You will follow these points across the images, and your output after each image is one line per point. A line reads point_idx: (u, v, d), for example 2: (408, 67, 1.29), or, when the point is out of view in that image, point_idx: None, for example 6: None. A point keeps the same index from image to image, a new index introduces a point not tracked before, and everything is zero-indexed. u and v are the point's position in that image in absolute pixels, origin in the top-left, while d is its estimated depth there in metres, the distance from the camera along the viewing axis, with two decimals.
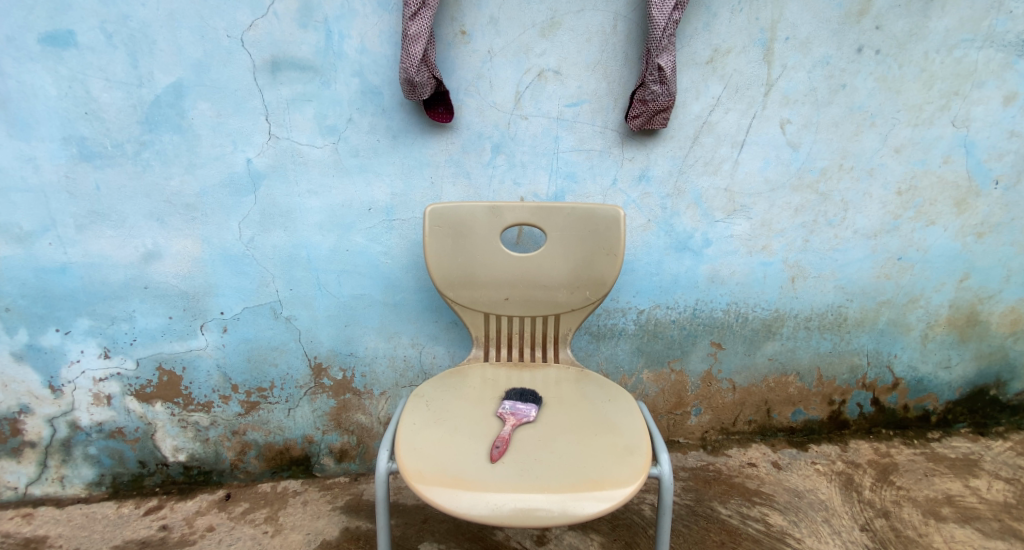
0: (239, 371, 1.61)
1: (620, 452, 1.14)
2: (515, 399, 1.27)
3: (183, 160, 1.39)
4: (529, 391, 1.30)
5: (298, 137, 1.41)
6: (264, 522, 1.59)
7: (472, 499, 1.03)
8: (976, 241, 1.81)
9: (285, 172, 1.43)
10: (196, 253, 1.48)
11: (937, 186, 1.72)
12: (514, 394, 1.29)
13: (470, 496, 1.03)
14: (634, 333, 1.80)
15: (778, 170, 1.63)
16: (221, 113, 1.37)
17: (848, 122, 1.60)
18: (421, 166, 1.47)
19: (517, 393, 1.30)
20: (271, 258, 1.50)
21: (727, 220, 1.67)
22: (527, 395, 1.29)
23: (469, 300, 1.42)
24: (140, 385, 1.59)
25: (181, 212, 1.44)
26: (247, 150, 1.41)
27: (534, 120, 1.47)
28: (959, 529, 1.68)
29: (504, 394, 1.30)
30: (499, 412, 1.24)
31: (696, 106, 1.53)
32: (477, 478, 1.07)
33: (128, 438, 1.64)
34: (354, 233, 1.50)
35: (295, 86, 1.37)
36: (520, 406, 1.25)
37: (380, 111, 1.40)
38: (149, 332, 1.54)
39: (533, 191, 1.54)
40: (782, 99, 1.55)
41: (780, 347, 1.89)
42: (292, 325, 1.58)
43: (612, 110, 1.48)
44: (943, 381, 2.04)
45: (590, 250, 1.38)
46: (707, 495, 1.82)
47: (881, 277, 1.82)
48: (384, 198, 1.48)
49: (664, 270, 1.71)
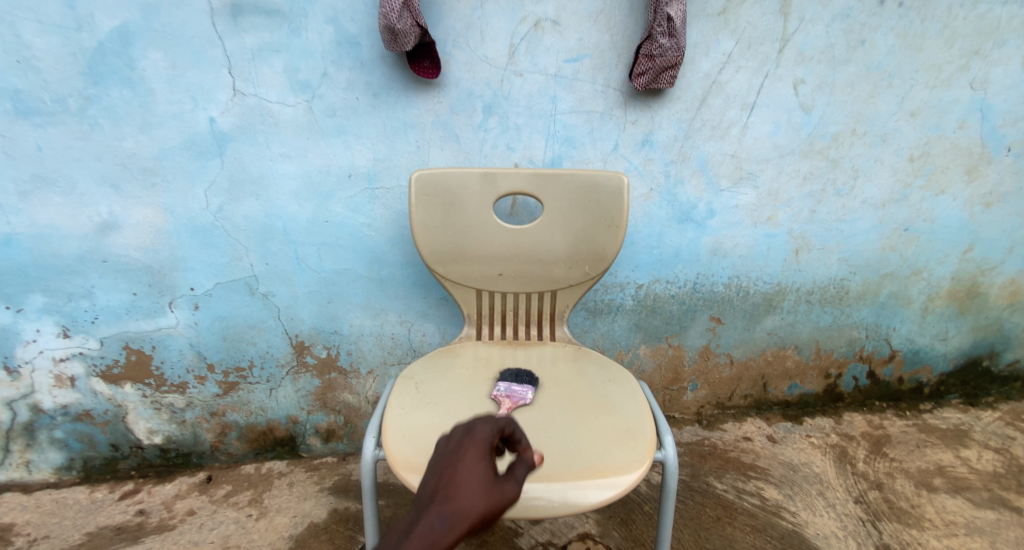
0: (215, 350, 1.51)
1: (621, 435, 1.07)
2: (510, 380, 1.19)
3: (137, 118, 1.24)
4: (526, 373, 1.22)
5: (266, 94, 1.26)
6: (248, 505, 1.52)
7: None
8: (984, 211, 1.74)
9: (253, 134, 1.29)
10: (159, 224, 1.34)
11: (951, 153, 1.62)
12: (509, 376, 1.21)
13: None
14: (633, 308, 1.74)
15: (788, 135, 1.53)
16: (176, 64, 1.22)
17: (864, 82, 1.49)
18: (406, 128, 1.33)
19: (513, 375, 1.21)
20: (243, 230, 1.38)
21: (732, 189, 1.58)
22: (523, 376, 1.20)
23: (460, 276, 1.33)
24: (107, 366, 1.48)
25: (138, 177, 1.29)
26: (209, 108, 1.26)
27: (529, 77, 1.34)
28: (950, 499, 1.68)
29: (497, 376, 1.22)
30: (492, 396, 1.16)
31: (705, 64, 1.41)
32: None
33: (97, 421, 1.54)
34: (334, 202, 1.38)
35: (261, 34, 1.22)
36: (515, 388, 1.16)
37: (359, 65, 1.26)
38: (111, 309, 1.41)
39: (529, 156, 1.42)
40: (797, 56, 1.43)
41: (779, 321, 1.85)
42: (271, 301, 1.47)
43: (615, 67, 1.36)
44: (938, 353, 2.02)
45: (591, 221, 1.28)
46: (703, 470, 1.80)
47: (886, 249, 1.76)
48: (366, 163, 1.35)
49: (665, 243, 1.63)
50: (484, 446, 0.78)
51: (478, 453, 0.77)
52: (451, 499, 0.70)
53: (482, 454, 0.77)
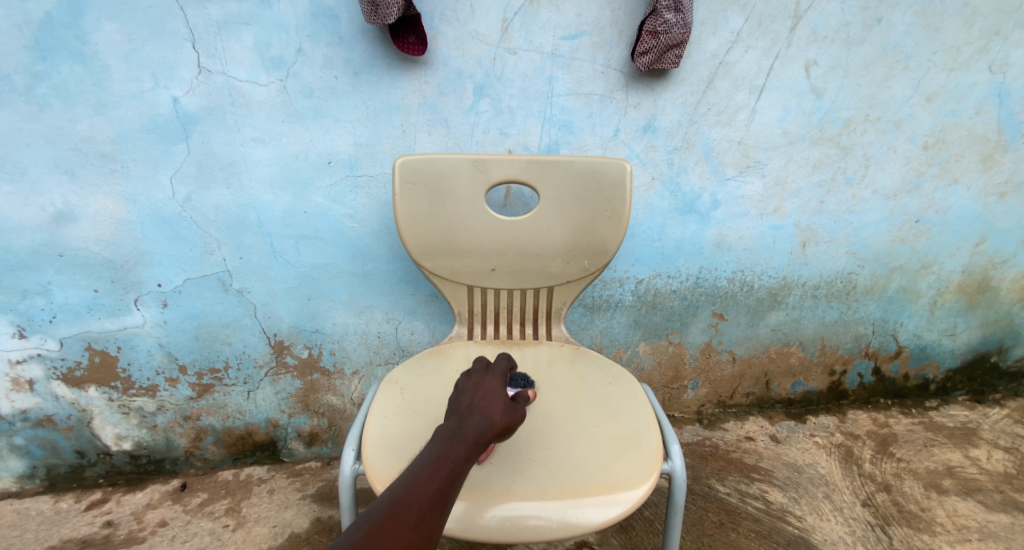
0: (187, 350, 1.41)
1: (625, 445, 0.98)
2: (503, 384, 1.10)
3: (91, 98, 1.13)
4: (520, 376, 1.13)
5: (235, 72, 1.15)
6: (225, 515, 1.43)
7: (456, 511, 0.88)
8: (998, 202, 1.67)
9: (222, 116, 1.18)
10: (120, 215, 1.23)
11: (966, 140, 1.54)
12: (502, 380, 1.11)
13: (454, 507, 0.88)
14: (632, 304, 1.65)
15: (798, 120, 1.44)
16: (134, 38, 1.11)
17: (879, 64, 1.40)
18: (390, 110, 1.23)
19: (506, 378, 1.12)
20: (214, 221, 1.27)
21: (738, 178, 1.49)
22: (519, 379, 1.11)
23: (450, 271, 1.23)
24: (68, 368, 1.37)
25: (95, 163, 1.18)
26: (172, 87, 1.15)
27: (524, 55, 1.24)
28: (962, 502, 1.61)
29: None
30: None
31: (712, 43, 1.31)
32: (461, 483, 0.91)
33: (60, 426, 1.44)
34: (313, 191, 1.27)
35: (228, 5, 1.11)
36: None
37: (338, 40, 1.15)
38: (71, 307, 1.30)
39: (523, 143, 1.33)
40: (809, 36, 1.34)
41: (784, 317, 1.77)
42: (246, 298, 1.37)
43: (617, 45, 1.26)
44: (946, 349, 1.95)
45: (590, 212, 1.19)
46: (705, 472, 1.72)
47: (895, 241, 1.68)
48: (347, 149, 1.25)
49: (667, 235, 1.54)
50: (497, 380, 0.97)
51: (496, 383, 0.96)
52: (484, 406, 0.89)
53: (498, 383, 0.95)
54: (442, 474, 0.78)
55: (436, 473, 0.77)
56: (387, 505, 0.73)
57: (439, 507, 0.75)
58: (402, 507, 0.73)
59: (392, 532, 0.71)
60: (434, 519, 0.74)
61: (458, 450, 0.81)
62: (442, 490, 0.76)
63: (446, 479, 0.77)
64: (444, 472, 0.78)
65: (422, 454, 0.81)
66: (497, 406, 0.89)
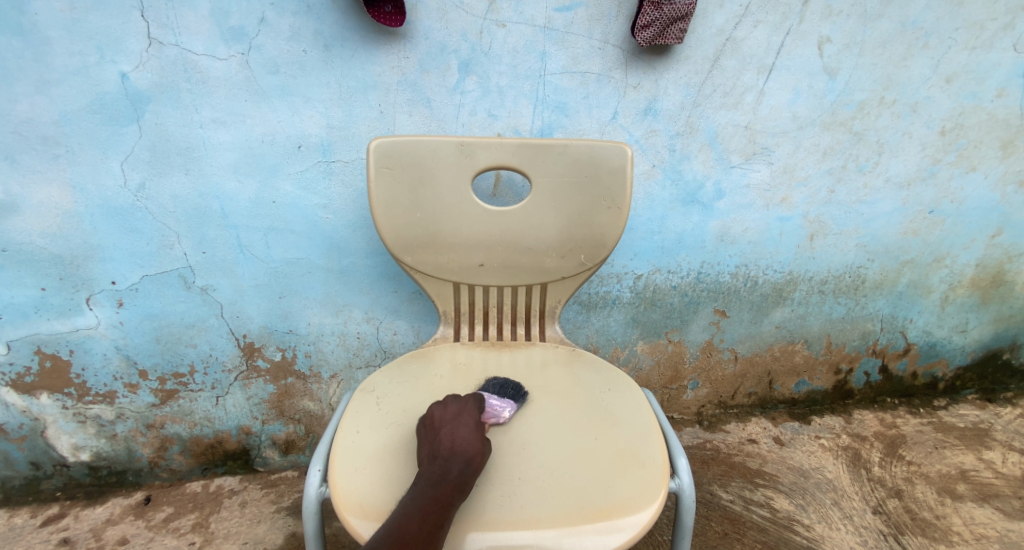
0: (147, 354, 1.29)
1: (626, 461, 0.88)
2: (492, 392, 0.98)
3: (30, 74, 1.01)
4: (515, 388, 1.00)
5: (190, 45, 1.04)
6: (191, 531, 1.31)
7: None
8: (1017, 191, 1.58)
9: (176, 94, 1.07)
10: (66, 205, 1.11)
11: (985, 126, 1.45)
12: (490, 387, 0.99)
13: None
14: (630, 301, 1.55)
15: (809, 103, 1.34)
16: (76, 6, 0.98)
17: (896, 42, 1.30)
18: (366, 88, 1.11)
19: (496, 386, 1.00)
20: (172, 212, 1.15)
21: (744, 165, 1.39)
22: (508, 389, 0.99)
23: (433, 267, 1.12)
24: (17, 374, 1.26)
25: (37, 148, 1.06)
26: (120, 62, 1.03)
27: (513, 29, 1.13)
28: (978, 509, 1.53)
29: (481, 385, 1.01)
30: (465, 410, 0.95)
31: (719, 17, 1.21)
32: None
33: (12, 436, 1.32)
34: (282, 179, 1.16)
35: None
36: (492, 402, 0.95)
37: (306, 9, 1.04)
38: (16, 307, 1.18)
39: (514, 126, 1.22)
40: (823, 10, 1.24)
41: (789, 314, 1.68)
42: (210, 297, 1.25)
43: (615, 18, 1.15)
44: (956, 346, 1.87)
45: (588, 202, 1.08)
46: (706, 477, 1.62)
47: (908, 233, 1.59)
48: (318, 132, 1.13)
49: (667, 228, 1.44)
50: (476, 412, 0.91)
51: (473, 416, 0.90)
52: (467, 443, 0.84)
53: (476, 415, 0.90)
54: (431, 519, 0.75)
55: (425, 518, 0.75)
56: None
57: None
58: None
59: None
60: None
61: (446, 492, 0.78)
62: (433, 535, 0.74)
63: (435, 523, 0.75)
64: (433, 516, 0.75)
65: (407, 498, 0.78)
66: (480, 443, 0.85)
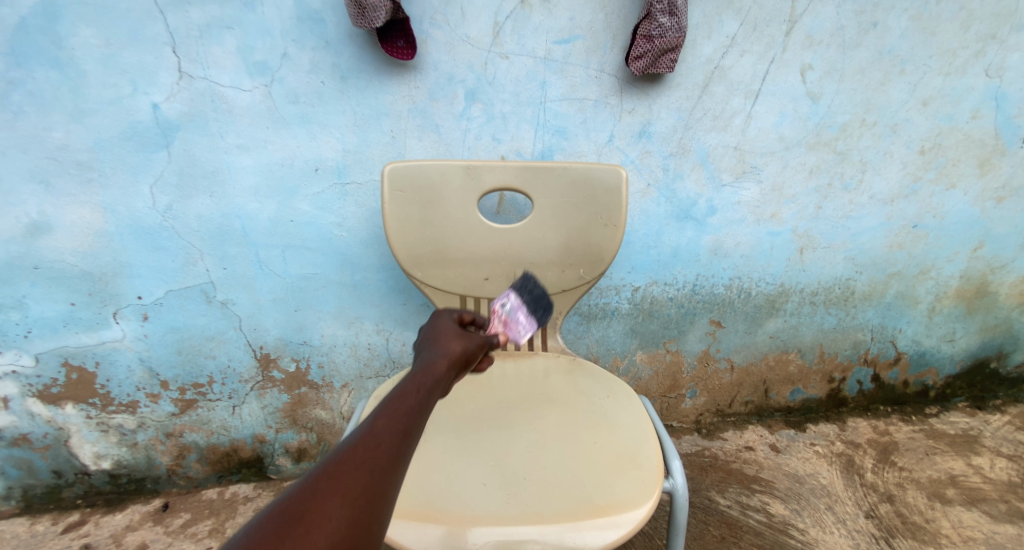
0: (169, 365, 1.36)
1: (624, 463, 0.94)
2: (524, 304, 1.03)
3: (67, 105, 1.09)
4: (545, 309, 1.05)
5: (217, 77, 1.12)
6: (208, 536, 1.37)
7: (429, 537, 0.83)
8: (996, 206, 1.65)
9: (204, 123, 1.15)
10: (98, 225, 1.19)
11: (962, 145, 1.53)
12: (524, 295, 1.03)
13: (426, 531, 0.83)
14: (628, 312, 1.62)
15: (794, 125, 1.42)
16: (112, 42, 1.07)
17: (875, 69, 1.39)
18: (379, 116, 1.20)
19: (531, 297, 1.04)
20: (196, 231, 1.23)
21: (734, 183, 1.47)
22: (534, 305, 1.04)
23: (441, 281, 1.19)
24: (44, 386, 1.32)
25: (71, 172, 1.14)
26: (152, 93, 1.11)
27: (516, 60, 1.21)
28: (966, 512, 1.58)
29: (517, 286, 1.04)
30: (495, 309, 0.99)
31: (707, 47, 1.29)
32: (434, 505, 0.87)
33: (36, 445, 1.38)
34: (299, 199, 1.24)
35: (210, 8, 1.07)
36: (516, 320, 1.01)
37: (324, 44, 1.12)
38: (46, 322, 1.25)
39: (516, 149, 1.30)
40: (805, 40, 1.33)
41: (782, 325, 1.74)
42: (230, 310, 1.32)
43: (611, 50, 1.23)
44: (945, 355, 1.93)
45: (587, 220, 1.16)
46: (704, 483, 1.68)
47: (893, 247, 1.66)
48: (334, 156, 1.21)
49: (663, 242, 1.52)
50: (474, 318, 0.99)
51: (441, 325, 0.95)
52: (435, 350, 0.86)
53: (444, 323, 0.95)
54: (393, 412, 0.73)
55: (384, 410, 0.73)
56: (336, 450, 0.67)
57: (399, 443, 0.70)
58: (355, 449, 0.67)
59: (343, 477, 0.64)
60: (397, 455, 0.69)
61: (409, 388, 0.77)
62: (392, 420, 0.72)
63: (397, 411, 0.73)
64: (391, 407, 0.73)
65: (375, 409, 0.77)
66: (449, 342, 0.88)
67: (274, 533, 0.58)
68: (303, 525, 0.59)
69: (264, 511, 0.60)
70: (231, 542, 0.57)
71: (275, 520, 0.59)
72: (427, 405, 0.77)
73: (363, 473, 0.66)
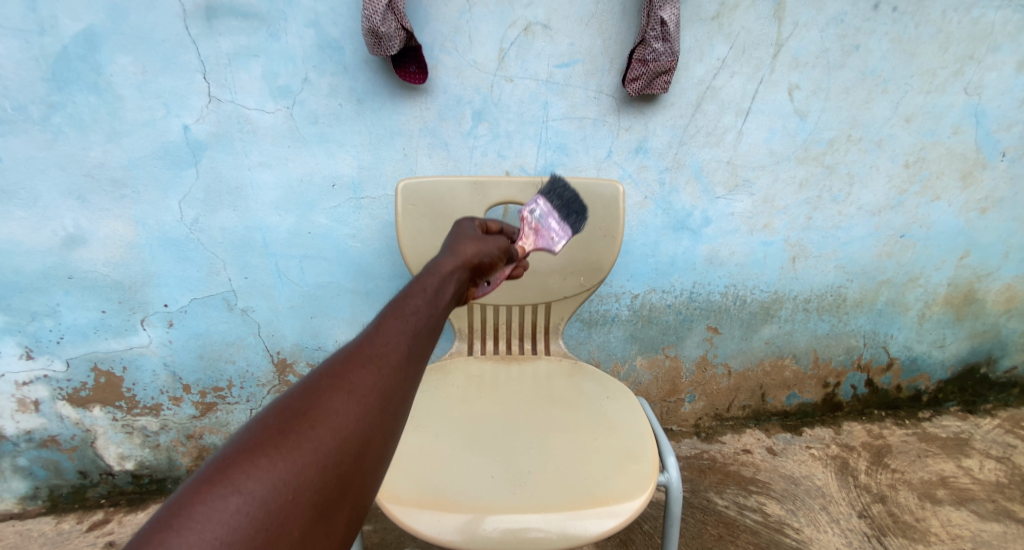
0: (191, 370, 1.43)
1: (622, 458, 1.01)
2: (557, 209, 1.02)
3: (104, 126, 1.18)
4: (579, 211, 1.03)
5: (243, 100, 1.20)
6: None
7: (441, 524, 0.89)
8: (980, 217, 1.72)
9: (230, 142, 1.23)
10: (130, 237, 1.27)
11: (945, 159, 1.60)
12: (555, 200, 1.02)
13: (438, 519, 0.90)
14: (628, 318, 1.69)
15: (783, 141, 1.50)
16: (147, 69, 1.15)
17: (859, 88, 1.47)
18: (392, 135, 1.28)
19: (561, 200, 1.03)
20: (220, 243, 1.31)
21: (728, 196, 1.54)
22: (566, 208, 1.03)
23: None
24: (74, 389, 1.39)
25: (106, 188, 1.22)
26: (183, 115, 1.19)
27: (520, 83, 1.30)
28: (955, 512, 1.64)
29: (545, 190, 1.03)
30: (524, 216, 0.99)
31: (699, 69, 1.38)
32: (446, 495, 0.93)
33: (64, 447, 1.45)
34: (317, 213, 1.32)
35: (237, 38, 1.15)
36: (550, 225, 1.00)
37: (342, 70, 1.20)
38: (78, 328, 1.33)
39: (520, 164, 1.38)
40: (791, 62, 1.41)
41: (777, 331, 1.81)
42: (250, 317, 1.40)
43: (608, 72, 1.32)
44: (936, 360, 1.99)
45: (587, 231, 1.23)
46: (703, 485, 1.74)
47: (882, 255, 1.73)
48: (350, 172, 1.29)
49: (660, 251, 1.59)
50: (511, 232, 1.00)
51: (458, 232, 0.87)
52: (447, 253, 0.78)
53: (461, 231, 0.87)
54: (402, 310, 0.66)
55: (392, 309, 0.66)
56: (341, 350, 0.61)
57: (410, 342, 0.64)
58: (361, 347, 0.61)
59: (349, 375, 0.59)
60: (409, 354, 0.63)
61: (419, 287, 0.70)
62: (399, 317, 0.65)
63: (406, 309, 0.66)
64: (400, 306, 0.66)
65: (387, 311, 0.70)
66: (463, 244, 0.80)
67: (277, 429, 0.54)
68: (306, 421, 0.55)
69: (264, 408, 0.56)
70: (232, 440, 0.53)
71: (277, 418, 0.55)
72: (440, 305, 0.70)
73: (372, 371, 0.60)
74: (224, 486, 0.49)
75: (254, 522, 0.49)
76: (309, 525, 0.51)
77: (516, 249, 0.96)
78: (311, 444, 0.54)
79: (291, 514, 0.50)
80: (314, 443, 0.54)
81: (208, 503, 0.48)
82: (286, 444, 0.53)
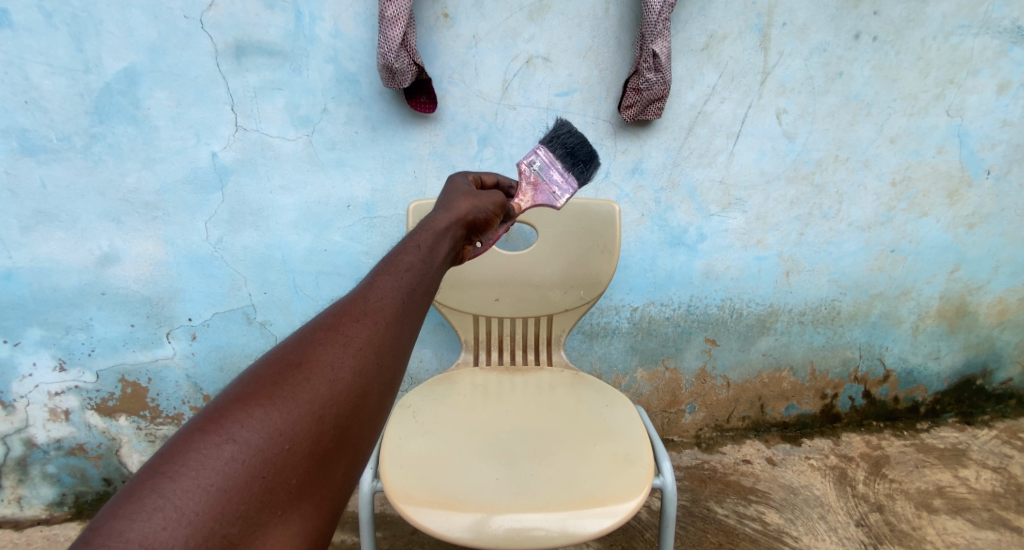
0: (212, 380, 1.51)
1: (620, 462, 1.07)
2: (559, 158, 0.97)
3: (140, 154, 1.27)
4: (586, 160, 0.99)
5: (267, 129, 1.30)
6: None
7: (449, 522, 0.95)
8: (967, 232, 1.79)
9: (254, 167, 1.32)
10: (159, 256, 1.36)
11: (931, 177, 1.67)
12: (557, 148, 0.98)
13: (446, 517, 0.96)
14: (628, 331, 1.76)
15: (773, 161, 1.57)
16: (180, 102, 1.25)
17: (844, 112, 1.55)
18: (404, 159, 1.37)
19: (565, 149, 0.98)
20: (242, 260, 1.40)
21: (721, 213, 1.62)
22: (571, 157, 0.98)
23: (457, 302, 1.35)
24: (102, 399, 1.48)
25: (139, 211, 1.32)
26: (212, 143, 1.29)
27: (522, 110, 1.39)
28: (951, 520, 1.68)
29: (548, 138, 0.99)
30: (524, 168, 0.95)
31: (691, 95, 1.46)
32: (454, 495, 0.99)
33: (90, 454, 1.52)
34: (333, 231, 1.41)
35: (263, 73, 1.25)
36: (553, 175, 0.96)
37: (358, 100, 1.30)
38: (108, 341, 1.42)
39: None
40: (778, 88, 1.49)
41: (774, 343, 1.87)
42: (267, 330, 1.48)
43: (605, 100, 1.40)
44: (932, 372, 2.04)
45: (585, 247, 1.31)
46: (703, 494, 1.78)
47: (874, 270, 1.80)
48: (364, 194, 1.38)
49: (658, 266, 1.67)
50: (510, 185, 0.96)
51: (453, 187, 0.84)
52: (444, 208, 0.76)
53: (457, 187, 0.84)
54: (396, 264, 0.64)
55: (384, 264, 0.65)
56: (335, 303, 0.60)
57: (405, 297, 0.62)
58: (355, 302, 0.60)
59: (343, 328, 0.58)
60: (405, 306, 0.62)
61: (414, 242, 0.68)
62: (391, 270, 0.63)
63: (397, 263, 0.64)
64: (393, 260, 0.65)
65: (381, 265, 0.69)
66: (458, 201, 0.78)
67: (270, 380, 0.54)
68: (301, 372, 0.55)
69: (258, 362, 0.56)
70: (228, 391, 0.53)
71: (272, 369, 0.55)
72: (438, 259, 0.68)
73: (367, 325, 0.59)
74: (219, 435, 0.49)
75: (250, 468, 0.49)
76: (307, 474, 0.52)
77: (513, 206, 0.92)
78: (306, 394, 0.54)
79: (289, 462, 0.51)
80: (308, 394, 0.54)
81: (204, 450, 0.48)
82: (280, 394, 0.53)
